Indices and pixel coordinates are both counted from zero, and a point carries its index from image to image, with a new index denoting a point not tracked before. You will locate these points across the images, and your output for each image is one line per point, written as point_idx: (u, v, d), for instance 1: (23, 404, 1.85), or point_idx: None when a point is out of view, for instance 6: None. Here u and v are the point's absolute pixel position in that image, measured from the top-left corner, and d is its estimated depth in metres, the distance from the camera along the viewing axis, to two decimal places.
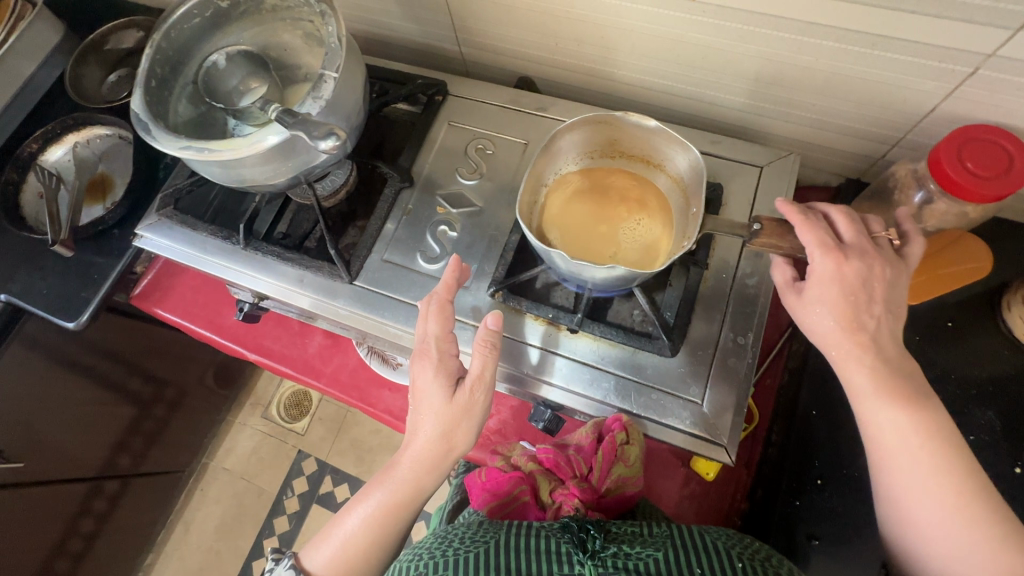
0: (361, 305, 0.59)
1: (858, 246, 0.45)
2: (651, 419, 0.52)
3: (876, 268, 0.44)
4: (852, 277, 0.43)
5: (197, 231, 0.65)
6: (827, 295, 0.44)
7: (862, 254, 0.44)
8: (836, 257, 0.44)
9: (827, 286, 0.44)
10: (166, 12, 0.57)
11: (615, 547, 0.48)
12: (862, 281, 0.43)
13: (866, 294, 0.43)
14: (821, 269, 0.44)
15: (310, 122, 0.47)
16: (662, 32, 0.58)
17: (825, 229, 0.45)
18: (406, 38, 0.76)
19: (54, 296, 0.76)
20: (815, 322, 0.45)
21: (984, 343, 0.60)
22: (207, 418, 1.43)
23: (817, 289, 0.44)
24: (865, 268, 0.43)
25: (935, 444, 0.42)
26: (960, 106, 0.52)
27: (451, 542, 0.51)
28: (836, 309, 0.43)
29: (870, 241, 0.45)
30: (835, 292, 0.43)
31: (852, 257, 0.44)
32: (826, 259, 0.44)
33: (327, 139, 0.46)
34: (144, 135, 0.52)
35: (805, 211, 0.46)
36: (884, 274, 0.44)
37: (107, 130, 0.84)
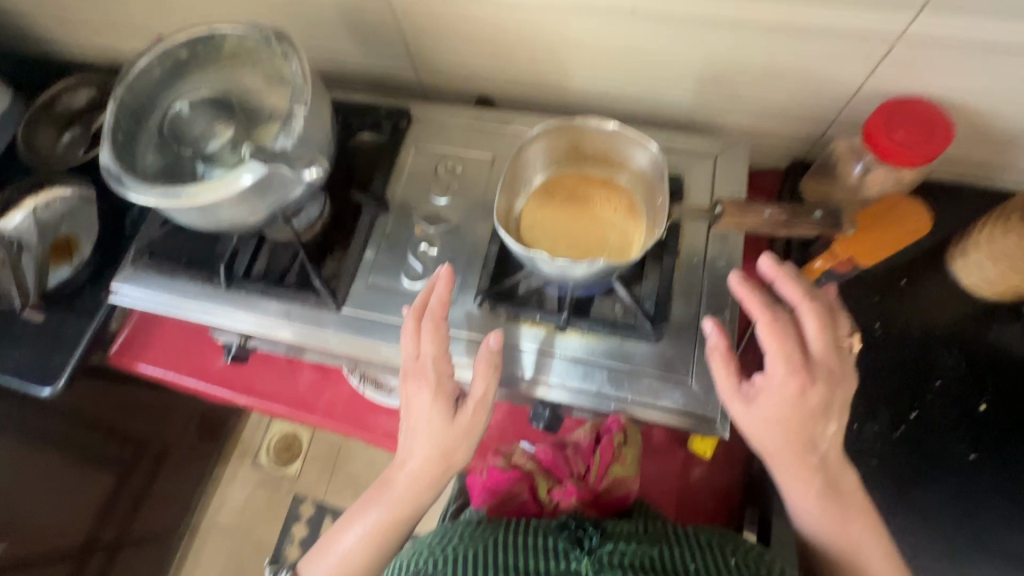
0: (352, 331, 0.60)
1: (824, 366, 0.46)
2: (647, 403, 0.54)
3: (835, 390, 0.46)
4: (810, 402, 0.46)
5: (177, 278, 0.65)
6: (777, 412, 0.46)
7: (826, 377, 0.46)
8: (799, 377, 0.45)
9: (783, 407, 0.46)
10: (127, 68, 0.58)
11: (611, 543, 0.52)
12: (819, 405, 0.46)
13: (819, 416, 0.46)
14: (783, 389, 0.46)
15: (289, 155, 0.52)
16: (608, 41, 0.62)
17: (792, 342, 0.46)
18: (364, 69, 0.78)
19: (26, 364, 0.74)
20: (759, 427, 0.47)
21: (939, 294, 0.65)
22: (193, 475, 1.38)
23: (770, 406, 0.46)
24: (825, 393, 0.46)
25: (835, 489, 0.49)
26: (882, 82, 0.58)
27: (456, 541, 0.55)
28: (786, 425, 0.46)
29: (831, 354, 0.47)
30: (790, 413, 0.46)
31: (817, 382, 0.46)
32: (793, 383, 0.45)
33: (311, 169, 0.52)
34: (116, 187, 0.52)
35: (770, 311, 0.47)
36: (840, 395, 0.47)
37: (68, 190, 0.82)
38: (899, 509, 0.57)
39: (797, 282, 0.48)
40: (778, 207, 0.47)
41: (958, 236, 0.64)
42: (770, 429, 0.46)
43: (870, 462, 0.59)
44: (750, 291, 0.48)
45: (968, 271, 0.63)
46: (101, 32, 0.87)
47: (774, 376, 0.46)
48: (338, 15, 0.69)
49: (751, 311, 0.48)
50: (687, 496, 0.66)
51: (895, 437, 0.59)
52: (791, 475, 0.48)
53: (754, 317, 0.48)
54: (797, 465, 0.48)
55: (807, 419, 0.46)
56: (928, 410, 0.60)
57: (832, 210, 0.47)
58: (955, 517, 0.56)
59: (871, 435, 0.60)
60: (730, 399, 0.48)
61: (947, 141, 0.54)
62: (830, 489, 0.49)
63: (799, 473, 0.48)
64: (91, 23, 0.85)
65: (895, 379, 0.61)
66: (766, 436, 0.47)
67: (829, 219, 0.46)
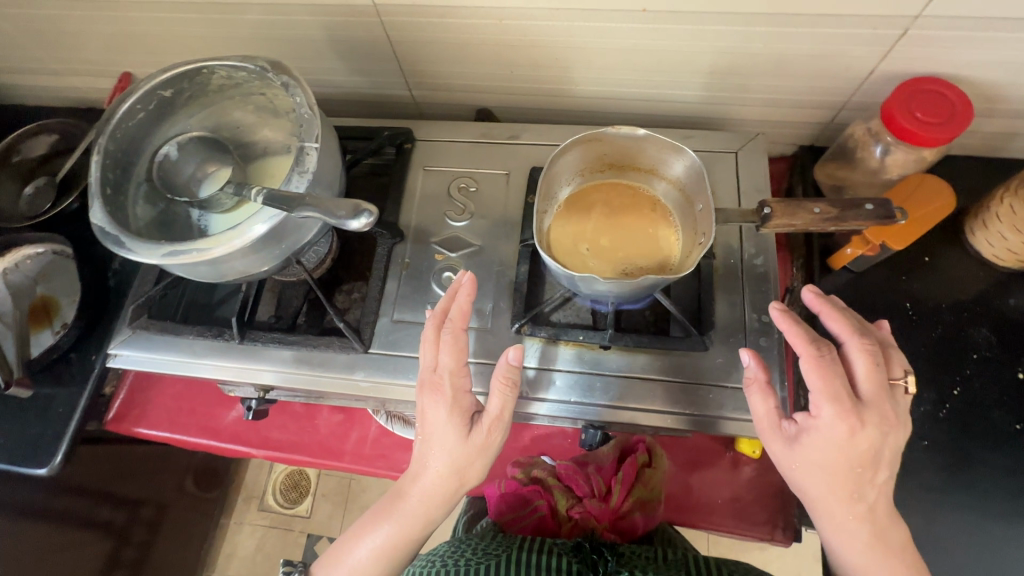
0: (384, 372, 0.56)
1: (875, 409, 0.44)
2: (709, 414, 0.52)
3: (887, 435, 0.44)
4: (859, 447, 0.43)
5: (182, 336, 0.59)
6: (823, 454, 0.44)
7: (877, 421, 0.44)
8: (849, 420, 0.43)
9: (829, 449, 0.44)
10: (106, 111, 0.52)
11: (627, 570, 0.54)
12: (867, 452, 0.44)
13: (868, 463, 0.44)
14: (832, 429, 0.43)
15: (326, 203, 0.44)
16: (617, 44, 0.60)
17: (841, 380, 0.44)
18: (354, 91, 0.74)
19: (13, 445, 0.67)
20: (801, 468, 0.45)
21: (962, 266, 0.66)
22: (198, 528, 1.31)
23: (814, 447, 0.44)
24: (876, 437, 0.43)
25: (886, 534, 0.46)
26: (895, 64, 0.57)
27: (468, 552, 0.57)
28: (831, 470, 0.44)
29: (882, 398, 0.44)
30: (837, 456, 0.44)
31: (867, 426, 0.43)
32: (842, 425, 0.43)
33: (360, 217, 0.44)
34: (114, 249, 0.47)
35: (816, 344, 0.45)
36: (892, 441, 0.44)
37: (39, 247, 0.75)
38: (956, 487, 0.57)
39: (843, 317, 0.47)
40: (826, 203, 0.46)
41: (976, 207, 0.64)
42: (813, 472, 0.45)
43: (921, 442, 0.59)
44: (790, 322, 0.47)
45: (989, 243, 0.62)
46: (56, 72, 0.80)
47: (819, 416, 0.44)
48: (323, 36, 0.65)
49: (795, 345, 0.46)
50: (743, 498, 0.65)
51: (941, 415, 0.59)
52: (836, 523, 0.46)
53: (799, 352, 0.46)
54: (842, 510, 0.45)
55: (855, 465, 0.44)
56: (970, 385, 0.60)
57: (883, 201, 0.45)
58: (1011, 488, 0.57)
59: (919, 417, 0.60)
60: (770, 436, 0.47)
61: (968, 118, 0.54)
62: (880, 539, 0.46)
63: (844, 520, 0.46)
64: (43, 64, 0.79)
65: (934, 357, 0.62)
66: (807, 478, 0.45)
67: (881, 210, 0.44)
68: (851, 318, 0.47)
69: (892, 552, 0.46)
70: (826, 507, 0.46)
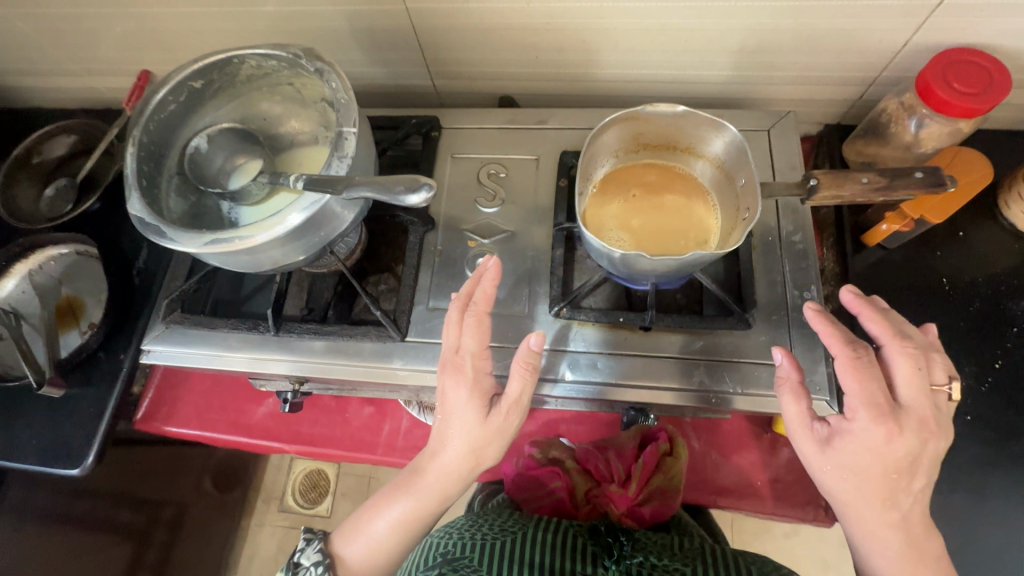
0: (422, 360, 0.56)
1: (914, 416, 0.43)
2: (757, 393, 0.52)
3: (927, 444, 0.42)
4: (896, 454, 0.42)
5: (216, 329, 0.59)
6: (856, 459, 0.42)
7: (916, 428, 0.42)
8: (886, 425, 0.42)
9: (862, 454, 0.42)
10: (139, 103, 0.52)
11: (642, 556, 0.53)
12: (905, 460, 0.42)
13: (904, 472, 0.42)
14: (868, 431, 0.42)
15: (381, 181, 0.43)
16: (645, 24, 0.60)
17: (878, 383, 0.43)
18: (375, 82, 0.74)
19: (45, 445, 0.67)
20: (833, 473, 0.44)
21: (998, 241, 0.65)
22: (220, 529, 1.31)
23: (847, 451, 0.43)
24: (915, 446, 0.42)
25: (922, 544, 0.44)
26: (929, 36, 0.57)
27: (484, 527, 0.57)
28: (865, 476, 0.43)
29: (921, 404, 0.43)
30: (872, 462, 0.42)
31: (905, 432, 0.42)
32: (880, 430, 0.42)
33: (419, 192, 0.43)
34: (154, 240, 0.46)
35: (850, 343, 0.44)
36: (932, 451, 0.43)
37: (63, 248, 0.75)
38: (1004, 461, 0.56)
39: (884, 319, 0.46)
40: (873, 173, 0.45)
41: (1011, 178, 0.63)
42: (846, 476, 0.43)
43: (966, 417, 0.58)
44: (824, 322, 0.46)
45: None
46: (74, 73, 0.80)
47: (857, 418, 0.43)
48: (346, 27, 0.65)
49: (830, 345, 0.45)
50: (784, 478, 0.64)
51: (985, 391, 0.58)
52: (868, 531, 0.44)
53: (834, 352, 0.45)
54: (874, 519, 0.43)
55: (890, 473, 0.42)
56: (1012, 358, 0.59)
57: (932, 168, 0.44)
58: None
59: (961, 392, 0.59)
60: (802, 439, 0.45)
61: (1005, 88, 0.53)
62: (917, 552, 0.43)
63: (874, 528, 0.44)
64: (61, 65, 0.78)
65: (973, 331, 0.61)
66: (839, 484, 0.44)
67: (931, 177, 0.44)
68: (892, 320, 0.46)
69: (929, 562, 0.44)
70: (858, 514, 0.44)
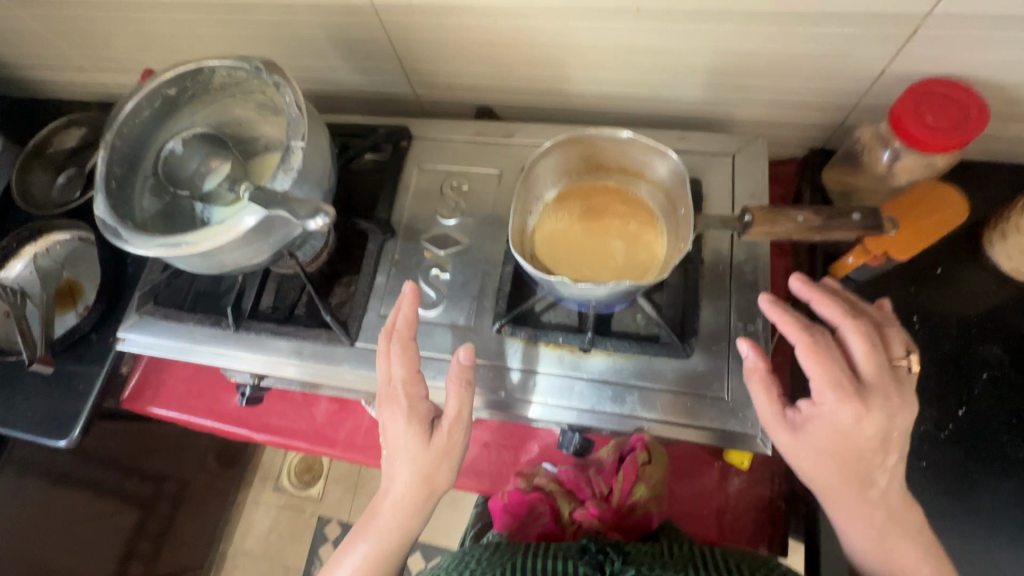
0: (368, 366, 0.58)
1: (879, 391, 0.44)
2: (684, 423, 0.52)
3: (894, 415, 0.44)
4: (866, 431, 0.43)
5: (183, 322, 0.63)
6: (829, 440, 0.44)
7: (882, 403, 0.44)
8: (853, 403, 0.43)
9: (834, 435, 0.44)
10: (115, 109, 0.55)
11: (635, 568, 0.48)
12: (875, 436, 0.44)
13: (877, 447, 0.44)
14: (838, 414, 0.43)
15: (291, 201, 0.47)
16: (612, 43, 0.59)
17: (841, 365, 0.44)
18: (358, 89, 0.76)
19: (38, 417, 0.72)
20: (810, 457, 0.45)
21: (977, 280, 0.62)
22: (218, 504, 1.37)
23: (820, 433, 0.44)
24: (883, 421, 0.43)
25: (897, 518, 0.46)
26: (906, 65, 0.54)
27: (469, 564, 0.51)
28: (840, 457, 0.44)
29: (885, 377, 0.44)
30: (844, 442, 0.44)
31: (872, 409, 0.43)
32: (847, 410, 0.43)
33: (316, 216, 0.46)
34: (113, 241, 0.50)
35: (808, 328, 0.46)
36: (901, 422, 0.44)
37: (67, 234, 0.80)
38: (959, 514, 0.54)
39: (835, 301, 0.47)
40: (810, 211, 0.44)
41: (996, 217, 0.61)
42: (821, 459, 0.45)
43: (920, 463, 0.56)
44: (782, 315, 0.47)
45: (1007, 256, 0.59)
46: (86, 69, 0.85)
47: (827, 403, 0.44)
48: (326, 36, 0.67)
49: (787, 334, 0.46)
50: (731, 509, 0.63)
51: (943, 438, 0.56)
52: (850, 513, 0.46)
53: (793, 341, 0.46)
54: (854, 498, 0.45)
55: (863, 450, 0.44)
56: (976, 406, 0.57)
57: (871, 211, 0.43)
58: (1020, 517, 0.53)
59: (918, 437, 0.56)
60: (775, 428, 0.46)
61: (981, 124, 0.51)
62: (894, 526, 0.46)
63: (857, 508, 0.46)
64: (75, 62, 0.83)
65: (938, 374, 0.58)
66: (817, 469, 0.45)
67: (869, 220, 0.43)
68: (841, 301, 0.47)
69: (908, 531, 0.46)
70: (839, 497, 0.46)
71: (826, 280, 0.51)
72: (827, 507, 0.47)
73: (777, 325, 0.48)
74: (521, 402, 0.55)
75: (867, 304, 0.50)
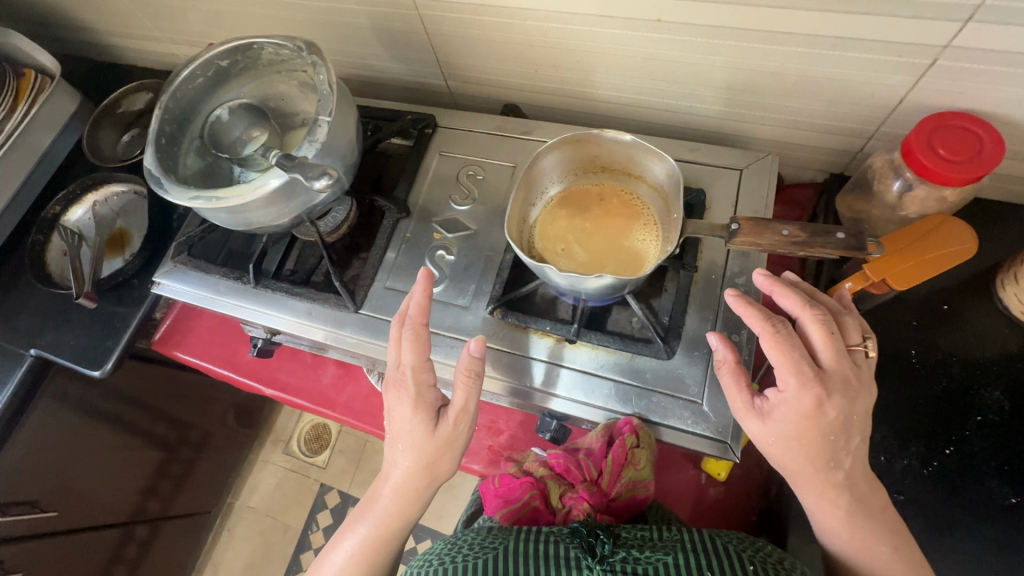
0: (368, 332, 0.62)
1: (837, 377, 0.45)
2: (654, 420, 0.54)
3: (851, 401, 0.45)
4: (827, 416, 0.45)
5: (210, 274, 0.69)
6: (795, 426, 0.45)
7: (841, 389, 0.45)
8: (815, 389, 0.44)
9: (799, 421, 0.45)
10: (172, 75, 0.62)
11: (625, 551, 0.48)
12: (837, 420, 0.45)
13: (840, 431, 0.45)
14: (803, 401, 0.44)
15: (306, 165, 0.51)
16: (633, 51, 0.61)
17: (803, 353, 0.45)
18: (396, 76, 0.81)
19: (80, 347, 0.80)
20: (777, 442, 0.46)
21: (985, 321, 0.61)
22: (232, 458, 1.45)
23: (786, 420, 0.45)
24: (843, 405, 0.45)
25: (865, 509, 0.47)
26: (926, 96, 0.54)
27: (460, 548, 0.52)
28: (806, 441, 0.45)
29: (845, 364, 0.46)
30: (807, 427, 0.45)
31: (832, 394, 0.44)
32: (808, 396, 0.44)
33: (322, 179, 0.50)
34: (156, 189, 0.56)
35: (771, 318, 0.47)
36: (859, 406, 0.46)
37: (123, 186, 0.89)
38: (932, 555, 0.52)
39: (794, 292, 0.48)
40: (795, 226, 0.49)
41: (1012, 261, 0.59)
42: (787, 445, 0.46)
43: (898, 496, 0.55)
44: (744, 307, 0.48)
45: (1018, 299, 0.58)
46: (159, 39, 0.93)
47: (791, 392, 0.45)
48: (369, 25, 0.71)
49: (752, 326, 0.47)
50: (703, 515, 0.64)
51: (927, 473, 0.55)
52: (817, 496, 0.47)
53: (756, 331, 0.47)
54: (816, 479, 0.46)
55: (826, 434, 0.45)
56: (966, 447, 0.55)
57: (854, 232, 0.47)
58: (996, 565, 0.51)
59: (899, 470, 0.56)
60: (744, 416, 0.48)
61: (995, 162, 0.50)
62: (859, 506, 0.47)
63: (819, 489, 0.47)
64: (150, 32, 0.92)
65: (929, 411, 0.58)
66: (785, 453, 0.46)
67: (851, 240, 0.47)
68: (801, 292, 0.48)
69: (872, 517, 0.47)
70: (813, 490, 0.47)
71: (786, 273, 0.52)
72: (797, 490, 0.48)
73: (743, 319, 0.49)
74: (543, 394, 0.57)
75: (825, 295, 0.51)
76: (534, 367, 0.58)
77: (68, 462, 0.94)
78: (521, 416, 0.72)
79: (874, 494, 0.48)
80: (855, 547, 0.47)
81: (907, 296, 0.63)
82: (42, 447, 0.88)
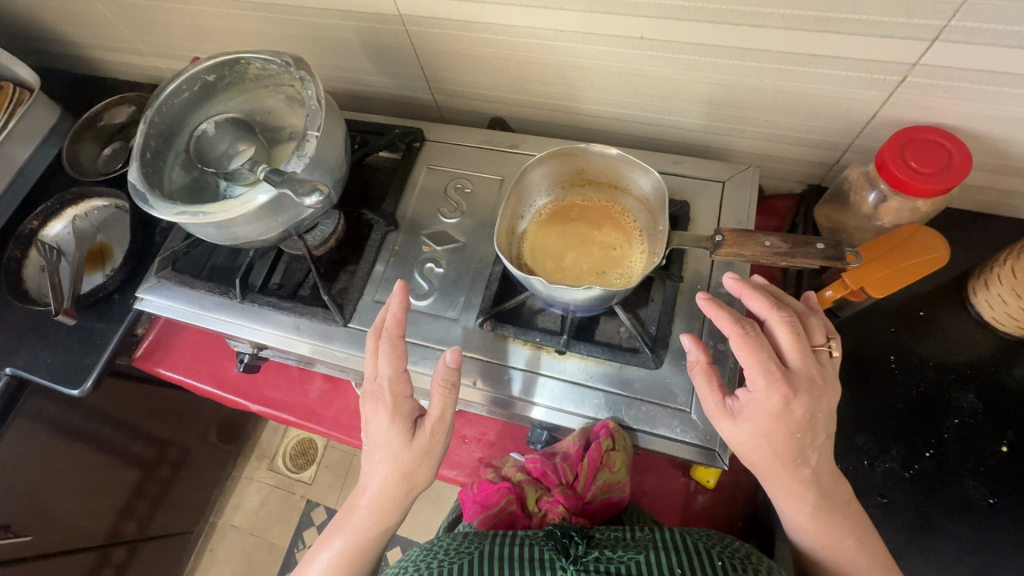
0: (357, 346, 0.62)
1: (803, 376, 0.46)
2: (640, 429, 0.54)
3: (817, 399, 0.46)
4: (794, 414, 0.46)
5: (195, 289, 0.68)
6: (763, 425, 0.46)
7: (807, 387, 0.46)
8: (782, 389, 0.45)
9: (768, 419, 0.46)
10: (158, 90, 0.61)
11: (598, 551, 0.47)
12: (805, 418, 0.46)
13: (807, 428, 0.46)
14: (771, 402, 0.45)
15: (296, 180, 0.51)
16: (616, 67, 0.63)
17: (772, 353, 0.46)
18: (383, 90, 0.82)
19: (58, 366, 0.78)
20: (748, 441, 0.47)
21: (959, 327, 0.63)
22: (214, 475, 1.42)
23: (755, 419, 0.46)
24: (809, 404, 0.46)
25: (842, 513, 0.48)
26: (897, 111, 0.57)
27: (436, 554, 0.51)
28: (775, 439, 0.46)
29: (811, 363, 0.47)
30: (775, 425, 0.46)
31: (799, 393, 0.46)
32: (776, 396, 0.45)
33: (312, 196, 0.51)
34: (141, 205, 0.55)
35: (741, 319, 0.48)
36: (825, 404, 0.47)
37: (104, 201, 0.87)
38: (914, 556, 0.53)
39: (763, 295, 0.49)
40: (777, 237, 0.50)
41: (981, 269, 0.62)
42: (758, 444, 0.46)
43: (880, 500, 0.56)
44: (714, 307, 0.49)
45: (989, 305, 0.60)
46: (142, 53, 0.93)
47: (759, 393, 0.46)
48: (356, 39, 0.72)
49: (723, 327, 0.48)
50: (691, 522, 0.65)
51: (907, 476, 0.57)
52: (793, 500, 0.48)
53: (727, 333, 0.48)
54: (791, 481, 0.47)
55: (794, 432, 0.46)
56: (944, 451, 0.57)
57: (834, 243, 0.49)
58: (972, 566, 0.53)
59: (881, 474, 0.57)
60: (717, 416, 0.48)
61: (965, 172, 0.52)
62: (833, 507, 0.48)
63: (797, 491, 0.48)
64: (132, 45, 0.91)
65: (907, 415, 0.59)
66: (755, 451, 0.47)
67: (830, 251, 0.49)
68: (769, 294, 0.49)
69: (850, 521, 0.48)
70: (791, 495, 0.48)
71: (754, 277, 0.53)
72: (772, 492, 0.49)
73: (715, 321, 0.49)
74: (523, 402, 0.57)
75: (794, 297, 0.52)
76: (519, 378, 0.58)
77: (41, 483, 0.91)
78: (510, 428, 0.72)
79: (852, 498, 0.49)
80: (832, 549, 0.48)
81: (883, 303, 0.65)
82: (15, 470, 0.85)
